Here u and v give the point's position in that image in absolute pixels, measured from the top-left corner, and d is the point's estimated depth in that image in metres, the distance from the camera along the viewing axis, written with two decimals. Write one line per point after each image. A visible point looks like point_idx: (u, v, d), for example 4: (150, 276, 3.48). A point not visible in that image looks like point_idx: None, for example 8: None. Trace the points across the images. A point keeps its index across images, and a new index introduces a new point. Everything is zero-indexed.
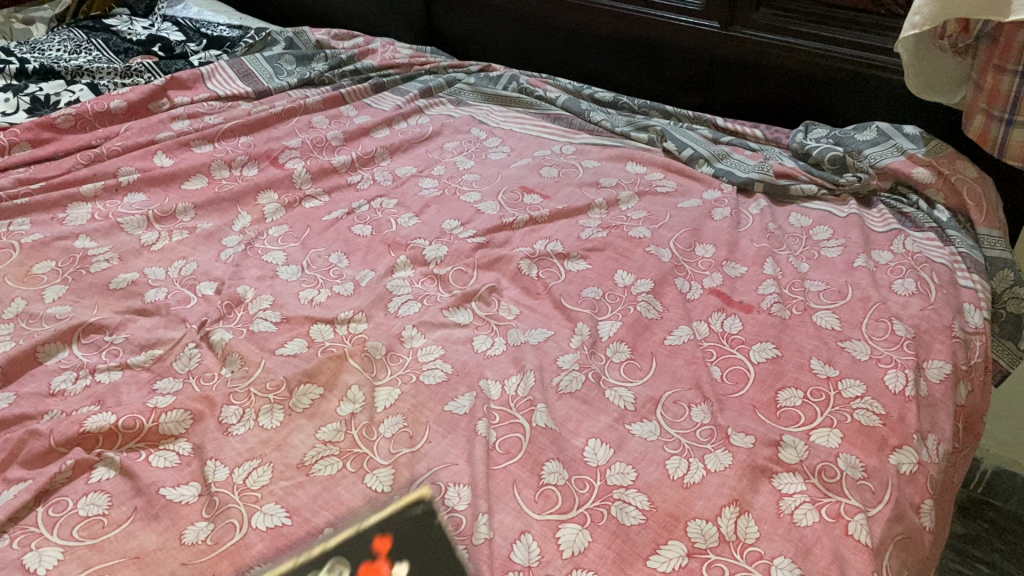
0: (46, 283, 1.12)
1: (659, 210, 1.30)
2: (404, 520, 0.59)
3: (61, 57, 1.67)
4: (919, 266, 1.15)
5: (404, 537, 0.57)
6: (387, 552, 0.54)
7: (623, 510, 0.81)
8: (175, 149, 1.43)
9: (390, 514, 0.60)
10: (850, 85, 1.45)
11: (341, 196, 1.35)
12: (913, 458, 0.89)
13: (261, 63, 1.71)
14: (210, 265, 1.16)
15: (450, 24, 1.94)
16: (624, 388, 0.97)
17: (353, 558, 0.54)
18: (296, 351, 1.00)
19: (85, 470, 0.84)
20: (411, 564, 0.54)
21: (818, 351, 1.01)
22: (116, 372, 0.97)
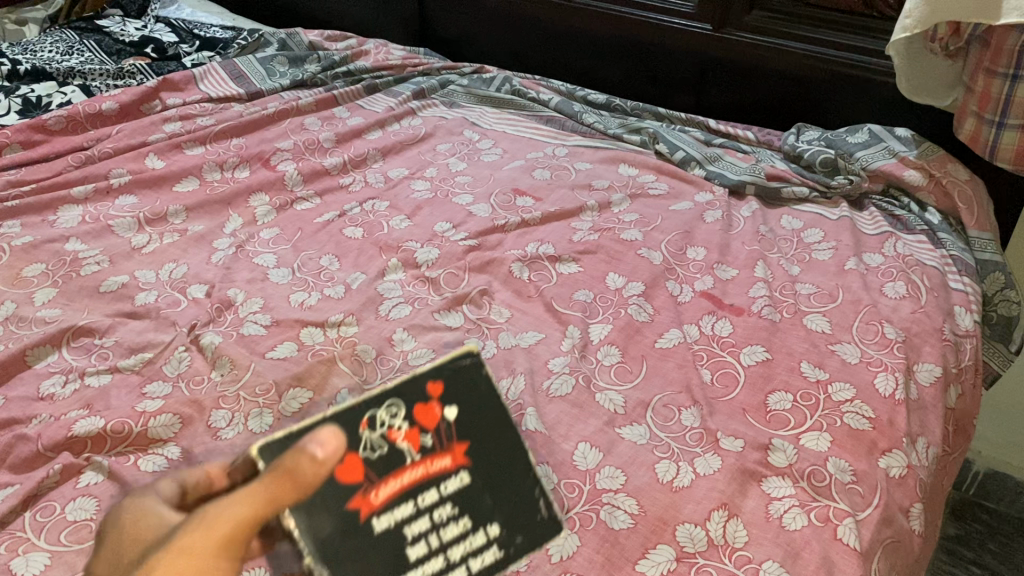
0: (36, 286, 1.12)
1: (651, 212, 1.30)
2: (465, 363, 0.60)
3: (53, 58, 1.67)
4: (911, 269, 1.15)
5: (458, 381, 0.59)
6: (439, 398, 0.57)
7: (612, 515, 0.81)
8: (166, 151, 1.42)
9: (454, 352, 0.61)
10: (842, 88, 1.45)
11: (333, 198, 1.35)
12: (902, 462, 0.90)
13: (253, 64, 1.71)
14: (201, 267, 1.16)
15: (443, 25, 1.94)
16: (615, 391, 0.97)
17: (410, 399, 0.56)
18: (286, 355, 1.00)
19: (73, 474, 0.84)
20: (462, 409, 0.58)
21: (808, 354, 1.01)
22: (105, 375, 0.97)
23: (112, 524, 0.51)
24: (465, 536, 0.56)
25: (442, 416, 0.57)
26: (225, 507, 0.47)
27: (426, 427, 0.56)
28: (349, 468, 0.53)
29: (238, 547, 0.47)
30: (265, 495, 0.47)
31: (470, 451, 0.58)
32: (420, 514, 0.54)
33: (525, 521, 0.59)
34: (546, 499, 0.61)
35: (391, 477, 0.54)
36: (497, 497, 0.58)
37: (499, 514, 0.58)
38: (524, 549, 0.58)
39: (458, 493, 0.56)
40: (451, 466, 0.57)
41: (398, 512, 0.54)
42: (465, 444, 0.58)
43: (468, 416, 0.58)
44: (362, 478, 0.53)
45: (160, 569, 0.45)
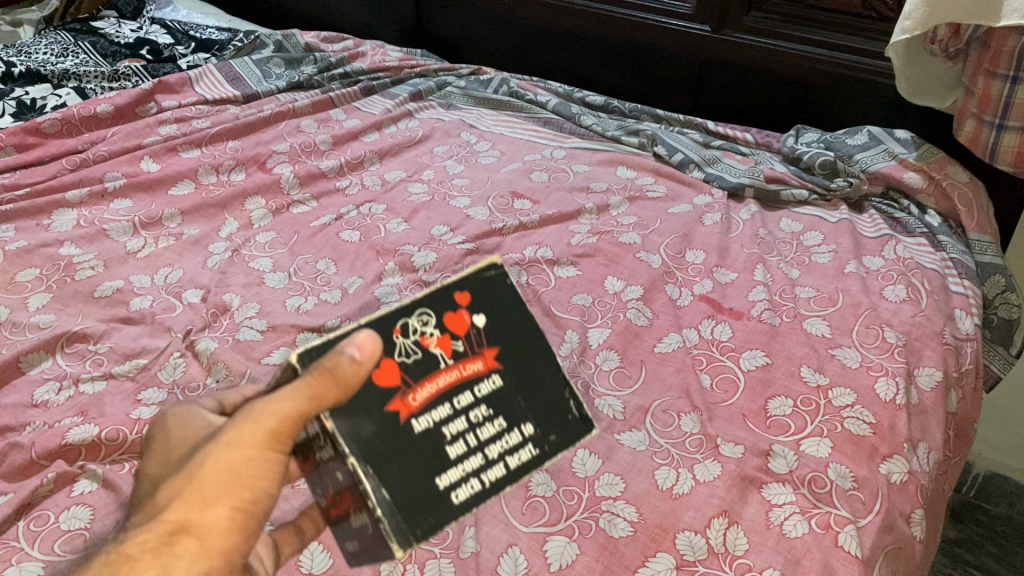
0: (31, 291, 1.11)
1: (650, 215, 1.29)
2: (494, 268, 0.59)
3: (48, 60, 1.66)
4: (911, 272, 1.15)
5: (489, 285, 0.58)
6: (468, 304, 0.57)
7: (612, 522, 0.80)
8: (162, 154, 1.41)
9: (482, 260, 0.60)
10: (842, 89, 1.44)
11: (329, 201, 1.34)
12: (904, 467, 0.89)
13: (250, 66, 1.70)
14: (197, 272, 1.15)
15: (440, 26, 1.93)
16: (613, 396, 0.96)
17: (440, 305, 0.55)
18: (282, 360, 0.99)
19: (67, 483, 0.83)
20: (493, 314, 0.58)
21: (809, 359, 1.01)
22: (99, 382, 0.96)
23: (161, 430, 0.60)
24: (503, 435, 0.56)
25: (472, 322, 0.56)
26: (267, 403, 0.52)
27: (458, 333, 0.56)
28: (384, 372, 0.54)
29: (285, 438, 0.52)
30: (308, 391, 0.50)
31: (503, 355, 0.58)
32: (458, 415, 0.55)
33: (563, 422, 0.58)
34: (579, 401, 0.60)
35: (427, 380, 0.55)
36: (532, 399, 0.58)
37: (535, 415, 0.58)
38: (563, 447, 0.58)
39: (493, 396, 0.57)
40: (483, 370, 0.57)
41: (436, 414, 0.54)
42: (497, 348, 0.57)
43: (500, 320, 0.58)
44: (400, 381, 0.54)
45: (215, 456, 0.52)
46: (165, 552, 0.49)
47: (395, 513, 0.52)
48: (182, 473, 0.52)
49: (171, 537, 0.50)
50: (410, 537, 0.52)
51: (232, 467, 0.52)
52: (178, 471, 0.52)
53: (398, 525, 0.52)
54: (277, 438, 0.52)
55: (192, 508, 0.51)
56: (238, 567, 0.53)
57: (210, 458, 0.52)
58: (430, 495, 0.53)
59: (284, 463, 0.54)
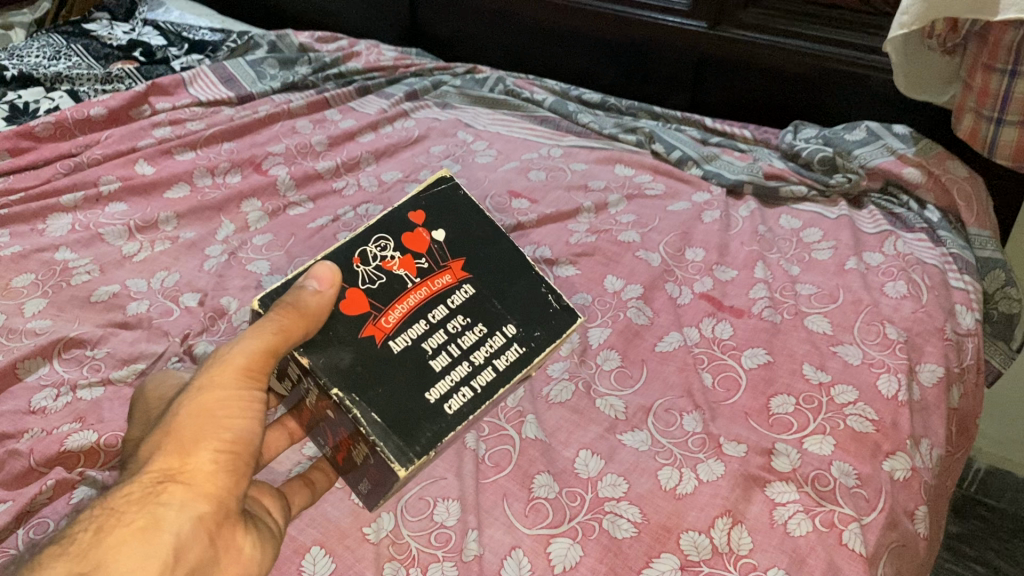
0: (26, 296, 1.10)
1: (648, 213, 1.29)
2: (442, 196, 0.79)
3: (40, 64, 1.65)
4: (911, 267, 1.14)
5: (439, 213, 0.78)
6: (425, 232, 0.76)
7: (615, 524, 0.80)
8: (156, 156, 1.41)
9: (427, 189, 0.79)
10: (842, 84, 1.44)
11: (326, 202, 1.33)
12: (907, 464, 0.89)
13: (244, 67, 1.69)
14: (193, 275, 1.14)
15: (435, 25, 1.92)
16: (615, 396, 0.96)
17: (398, 237, 0.75)
18: None
19: (66, 490, 0.82)
20: (447, 234, 0.76)
21: (810, 356, 1.00)
22: (97, 388, 0.95)
23: (139, 409, 0.73)
24: (480, 336, 0.73)
25: (431, 245, 0.75)
26: (232, 348, 0.64)
27: (419, 255, 0.74)
28: (359, 300, 0.71)
29: (253, 375, 0.64)
30: (278, 325, 0.65)
31: (467, 267, 0.76)
32: (438, 327, 0.72)
33: (537, 317, 0.76)
34: (555, 296, 0.78)
35: (398, 302, 0.72)
36: (503, 304, 0.75)
37: (511, 315, 0.75)
38: (544, 338, 0.75)
39: (466, 305, 0.74)
40: (452, 284, 0.74)
41: (413, 330, 0.71)
42: (460, 261, 0.76)
43: (455, 241, 0.76)
44: (372, 307, 0.71)
45: (187, 402, 0.61)
46: (151, 501, 0.55)
47: (390, 433, 0.66)
48: (158, 431, 0.60)
49: (158, 486, 0.56)
50: (409, 451, 0.66)
51: (203, 407, 0.61)
52: (156, 431, 0.60)
53: (394, 442, 0.66)
54: (248, 375, 0.63)
55: (173, 457, 0.58)
56: (235, 507, 0.60)
57: (181, 406, 0.61)
58: (422, 405, 0.68)
59: (258, 404, 0.64)
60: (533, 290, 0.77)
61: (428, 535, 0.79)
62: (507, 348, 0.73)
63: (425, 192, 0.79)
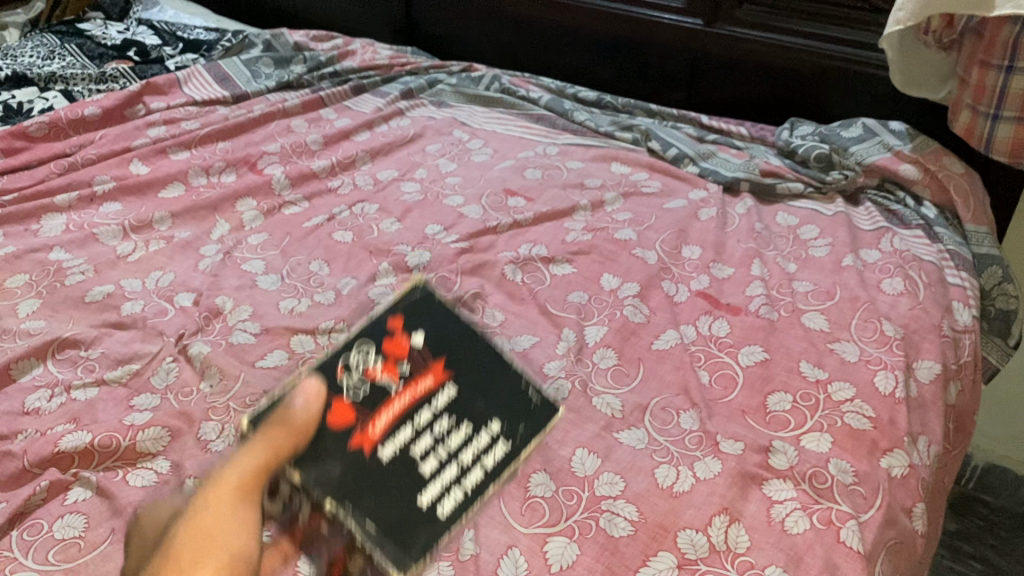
0: (20, 297, 1.09)
1: (644, 211, 1.28)
2: (418, 297, 0.76)
3: (34, 63, 1.64)
4: (908, 264, 1.14)
5: (416, 313, 0.75)
6: (404, 333, 0.73)
7: (612, 522, 0.80)
8: (151, 156, 1.40)
9: (404, 292, 0.77)
10: (838, 82, 1.44)
11: (321, 201, 1.33)
12: (904, 461, 0.88)
13: (238, 66, 1.69)
14: (188, 275, 1.14)
15: (430, 24, 1.91)
16: (612, 395, 0.95)
17: (377, 341, 0.72)
18: (276, 363, 0.97)
19: (61, 491, 0.82)
20: (426, 334, 0.74)
21: (807, 354, 1.00)
22: (91, 388, 0.95)
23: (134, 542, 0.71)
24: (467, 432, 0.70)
25: (411, 345, 0.73)
26: (226, 472, 0.63)
27: (400, 358, 0.71)
28: (343, 412, 0.68)
29: (248, 496, 0.62)
30: (269, 443, 0.64)
31: (448, 367, 0.73)
32: (424, 432, 0.69)
33: (519, 411, 0.74)
34: (535, 389, 0.76)
35: (383, 409, 0.68)
36: (487, 400, 0.73)
37: (494, 409, 0.73)
38: (527, 431, 0.73)
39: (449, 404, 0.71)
40: (435, 384, 0.71)
41: (400, 437, 0.68)
42: (441, 360, 0.73)
43: (436, 340, 0.74)
44: (357, 416, 0.68)
45: (186, 531, 0.60)
46: None
47: (385, 541, 0.64)
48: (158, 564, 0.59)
49: None
50: (406, 557, 0.64)
51: (200, 532, 0.60)
52: (158, 561, 0.59)
53: (390, 548, 0.64)
54: (242, 495, 0.62)
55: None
56: None
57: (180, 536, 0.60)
58: (416, 513, 0.66)
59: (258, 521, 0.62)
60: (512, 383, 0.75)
61: None
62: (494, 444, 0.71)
63: (402, 295, 0.77)
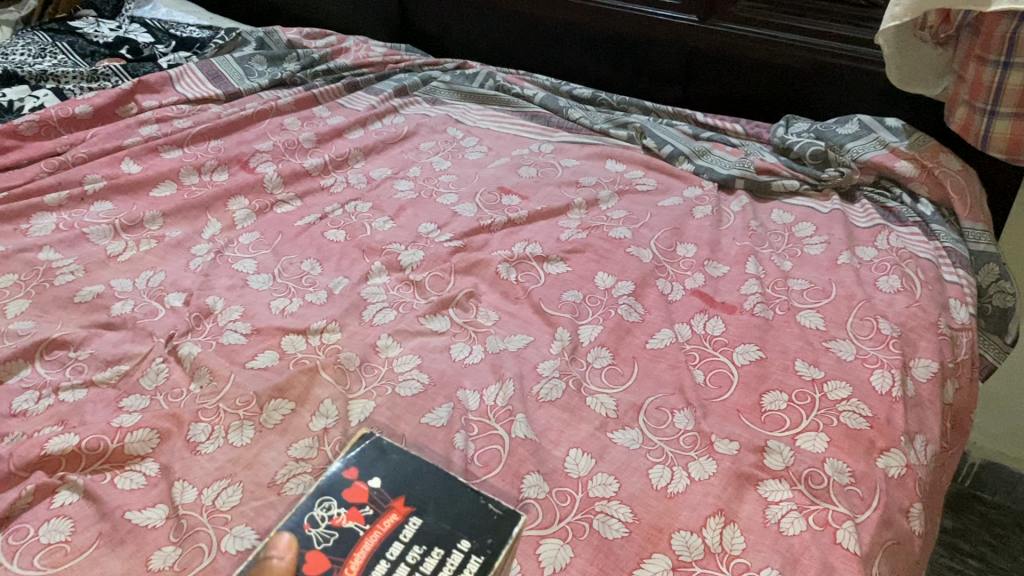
0: (9, 297, 1.08)
1: (640, 209, 1.27)
2: (366, 446, 0.68)
3: (25, 61, 1.63)
4: (904, 262, 1.13)
5: (367, 459, 0.66)
6: (359, 477, 0.65)
7: (606, 524, 0.79)
8: (143, 155, 1.39)
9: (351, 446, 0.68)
10: (834, 79, 1.43)
11: (314, 200, 1.32)
12: (901, 461, 0.87)
13: (231, 64, 1.67)
14: (179, 275, 1.13)
15: (424, 21, 1.90)
16: (606, 395, 0.94)
17: (335, 492, 0.63)
18: (267, 364, 0.96)
19: (47, 495, 0.81)
20: (383, 476, 0.65)
21: (803, 352, 0.99)
22: (80, 390, 0.94)
23: None
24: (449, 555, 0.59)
25: (369, 487, 0.64)
26: None
27: (361, 502, 0.62)
28: (317, 560, 0.58)
29: None
30: None
31: (411, 500, 0.63)
32: (398, 562, 0.58)
33: (485, 526, 0.61)
34: (496, 500, 0.63)
35: (354, 551, 0.59)
36: (455, 522, 0.61)
37: (463, 530, 0.61)
38: (501, 542, 0.60)
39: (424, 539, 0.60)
40: (400, 518, 0.61)
41: (376, 573, 0.57)
42: (402, 496, 0.63)
43: (395, 480, 0.64)
44: (330, 566, 0.58)
45: None
46: None
47: None
48: None
49: None
50: None
51: None
52: None
53: None
54: None
55: None
56: None
57: None
58: None
59: None
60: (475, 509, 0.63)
61: None
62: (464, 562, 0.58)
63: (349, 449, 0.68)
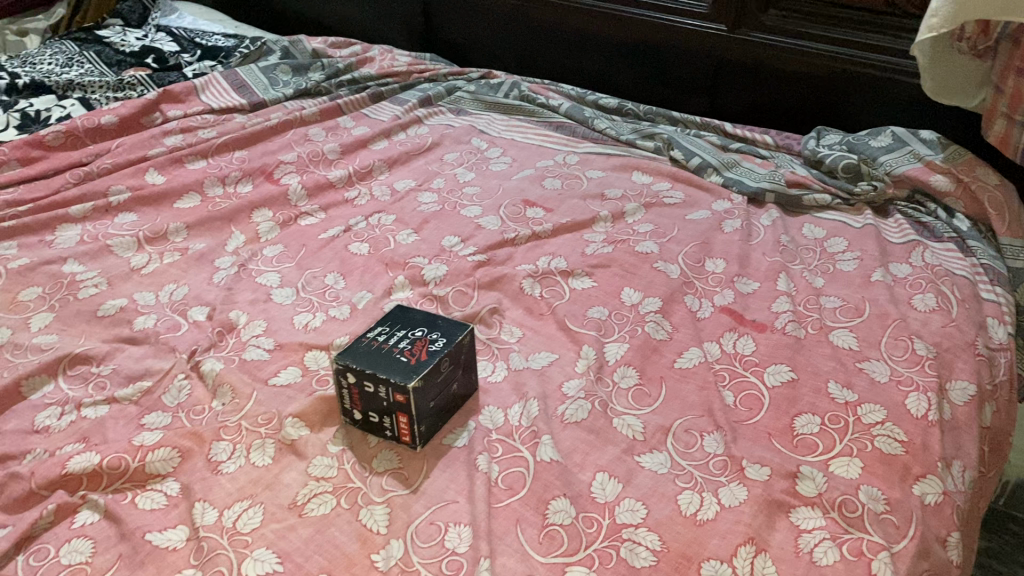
0: (33, 310, 1.08)
1: (666, 222, 1.25)
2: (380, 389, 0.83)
3: (53, 70, 1.64)
4: (940, 280, 1.11)
5: (368, 375, 0.83)
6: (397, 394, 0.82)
7: (633, 552, 0.76)
8: (167, 165, 1.39)
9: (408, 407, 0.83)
10: (865, 90, 1.41)
11: (338, 212, 1.31)
12: (938, 488, 0.85)
13: (256, 73, 1.68)
14: (202, 288, 1.12)
15: (449, 30, 1.89)
16: (633, 416, 0.92)
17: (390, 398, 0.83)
18: (289, 381, 0.95)
19: (68, 514, 0.80)
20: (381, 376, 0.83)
21: (835, 373, 0.97)
22: (102, 406, 0.93)
23: None
24: (388, 374, 0.82)
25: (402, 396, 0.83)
26: None
27: (392, 392, 0.83)
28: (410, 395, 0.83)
29: None
30: None
31: (366, 360, 0.85)
32: (402, 349, 0.86)
33: (394, 321, 0.91)
34: (374, 328, 0.90)
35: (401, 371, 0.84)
36: (381, 340, 0.88)
37: (386, 326, 0.90)
38: (386, 317, 0.92)
39: (444, 388, 0.88)
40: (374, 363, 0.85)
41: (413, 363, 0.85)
42: (375, 362, 0.84)
43: (374, 362, 0.84)
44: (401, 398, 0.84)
45: None
46: None
47: (369, 348, 0.87)
48: None
49: None
50: (363, 338, 0.88)
51: None
52: None
53: (364, 346, 0.87)
54: None
55: None
56: None
57: None
58: (378, 340, 0.88)
59: None
60: (364, 342, 0.88)
61: (439, 562, 0.75)
62: (425, 331, 0.89)
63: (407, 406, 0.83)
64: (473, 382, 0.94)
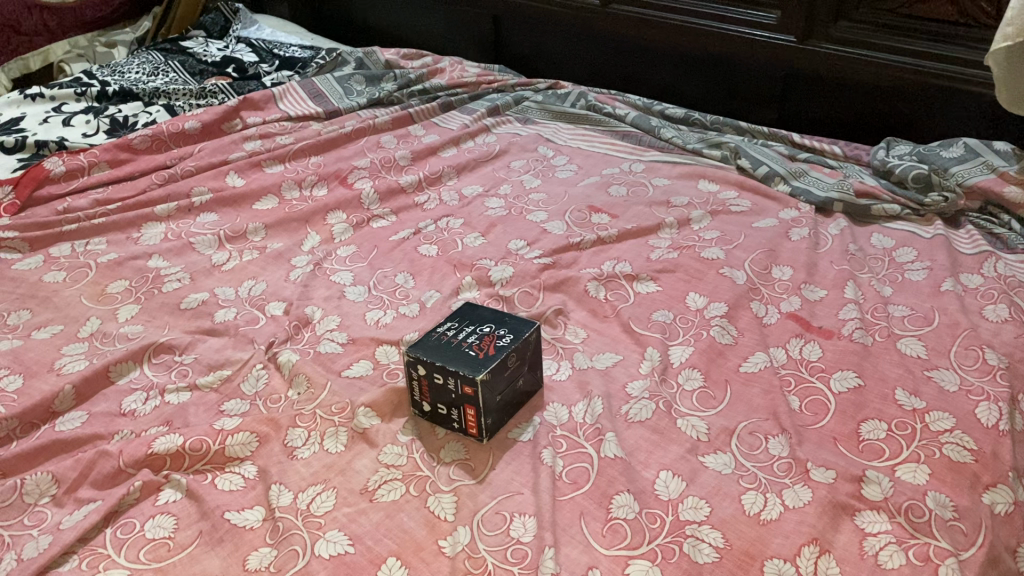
0: (120, 302, 1.13)
1: (732, 229, 1.26)
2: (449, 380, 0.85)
3: (140, 79, 1.72)
4: (1013, 292, 1.09)
5: (437, 366, 0.86)
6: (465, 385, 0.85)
7: (696, 548, 0.77)
8: (246, 169, 1.44)
9: (474, 398, 0.85)
10: (939, 101, 1.40)
11: (408, 215, 1.35)
12: (1009, 498, 0.83)
13: (332, 83, 1.73)
14: (279, 285, 1.16)
15: (518, 42, 1.93)
16: (697, 417, 0.93)
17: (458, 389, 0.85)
18: (361, 373, 0.99)
19: (153, 491, 0.84)
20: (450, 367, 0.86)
21: (903, 381, 0.96)
22: (184, 393, 0.98)
23: None
24: (457, 367, 0.85)
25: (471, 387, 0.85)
26: None
27: (460, 384, 0.85)
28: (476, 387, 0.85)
29: None
30: None
31: (434, 354, 0.88)
32: (470, 343, 0.89)
33: (463, 316, 0.94)
34: (444, 323, 0.93)
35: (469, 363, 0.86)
36: (449, 335, 0.90)
37: (456, 321, 0.93)
38: (456, 312, 0.95)
39: (511, 383, 0.90)
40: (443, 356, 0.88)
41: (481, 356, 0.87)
42: (444, 356, 0.87)
43: (443, 355, 0.87)
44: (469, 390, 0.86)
45: None
46: None
47: (438, 342, 0.89)
48: None
49: None
50: (432, 333, 0.91)
51: None
52: None
53: (432, 339, 0.90)
54: None
55: None
56: None
57: None
58: (448, 335, 0.90)
59: None
60: (434, 336, 0.90)
61: (505, 550, 0.77)
62: (493, 327, 0.91)
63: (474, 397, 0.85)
64: (539, 380, 0.96)
